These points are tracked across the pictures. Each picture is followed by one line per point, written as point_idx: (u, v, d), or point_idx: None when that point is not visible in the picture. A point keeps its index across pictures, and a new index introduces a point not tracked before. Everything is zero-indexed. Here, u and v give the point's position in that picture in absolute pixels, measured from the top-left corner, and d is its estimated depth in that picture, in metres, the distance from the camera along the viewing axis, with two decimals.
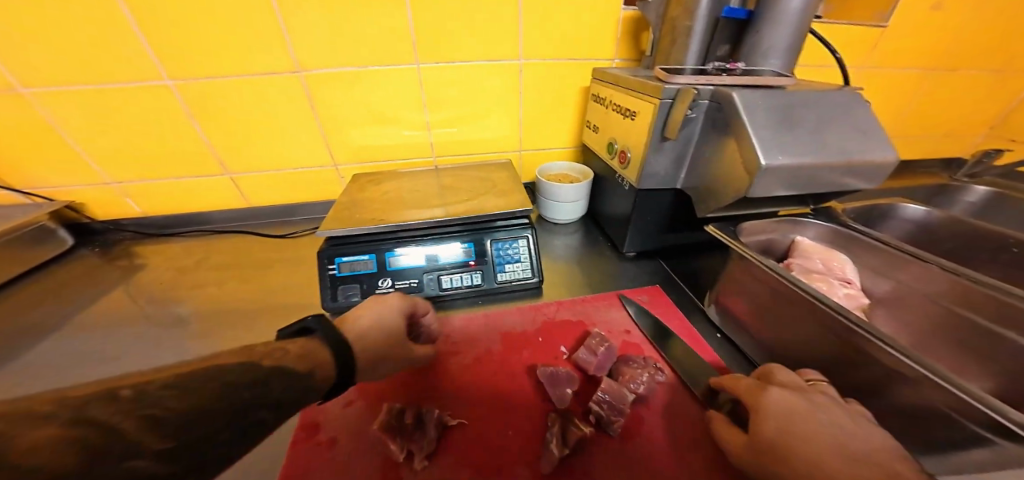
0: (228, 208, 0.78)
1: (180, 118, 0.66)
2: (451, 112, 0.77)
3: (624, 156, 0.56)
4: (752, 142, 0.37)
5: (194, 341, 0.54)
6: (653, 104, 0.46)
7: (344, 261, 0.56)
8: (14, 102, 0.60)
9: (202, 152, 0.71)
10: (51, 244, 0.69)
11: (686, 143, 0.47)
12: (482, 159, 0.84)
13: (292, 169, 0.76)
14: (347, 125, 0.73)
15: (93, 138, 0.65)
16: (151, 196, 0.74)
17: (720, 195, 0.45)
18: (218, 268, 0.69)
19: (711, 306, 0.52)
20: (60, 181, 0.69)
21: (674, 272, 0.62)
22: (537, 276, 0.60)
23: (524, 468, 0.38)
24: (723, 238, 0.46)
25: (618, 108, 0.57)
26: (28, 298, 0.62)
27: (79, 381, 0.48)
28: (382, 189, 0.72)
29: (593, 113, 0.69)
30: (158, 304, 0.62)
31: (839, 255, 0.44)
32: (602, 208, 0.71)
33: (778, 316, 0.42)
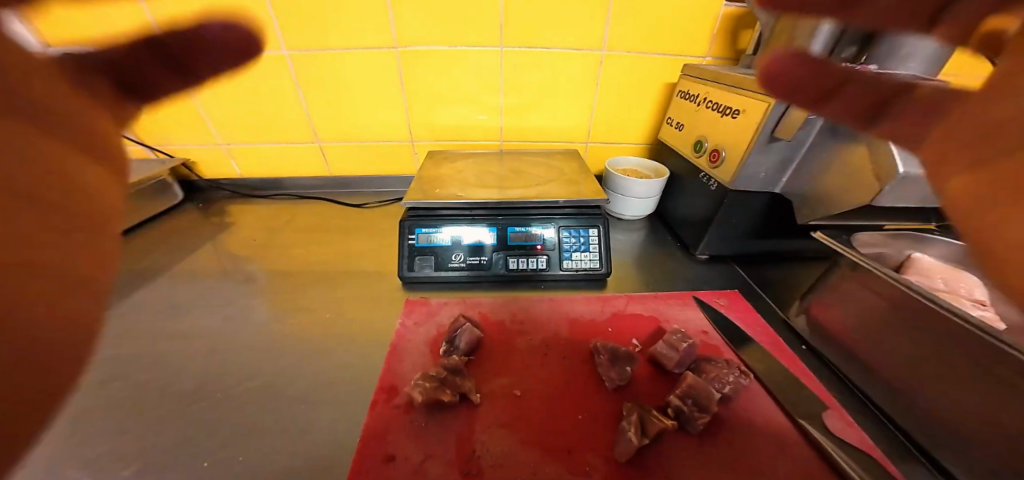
0: (311, 176, 0.84)
1: (286, 87, 0.72)
2: (527, 98, 0.77)
3: (716, 155, 0.54)
4: (891, 149, 0.36)
5: (283, 295, 0.58)
6: (767, 103, 0.44)
7: (422, 233, 0.58)
8: None
9: (295, 121, 0.76)
10: (164, 199, 0.77)
11: (797, 144, 0.46)
12: (549, 146, 0.84)
13: (371, 143, 0.80)
14: (428, 103, 0.76)
15: (210, 103, 0.73)
16: (250, 159, 0.81)
17: (833, 202, 0.44)
18: (300, 230, 0.74)
19: (799, 317, 0.49)
20: (178, 139, 0.77)
21: (751, 277, 0.59)
22: (604, 267, 0.59)
23: (597, 453, 0.38)
24: (830, 244, 0.43)
25: (714, 105, 0.56)
26: (144, 242, 0.70)
27: (187, 321, 0.54)
28: (453, 167, 0.73)
29: (678, 110, 0.67)
30: (250, 258, 0.67)
31: (967, 275, 0.41)
32: (676, 207, 0.69)
33: (891, 334, 0.38)
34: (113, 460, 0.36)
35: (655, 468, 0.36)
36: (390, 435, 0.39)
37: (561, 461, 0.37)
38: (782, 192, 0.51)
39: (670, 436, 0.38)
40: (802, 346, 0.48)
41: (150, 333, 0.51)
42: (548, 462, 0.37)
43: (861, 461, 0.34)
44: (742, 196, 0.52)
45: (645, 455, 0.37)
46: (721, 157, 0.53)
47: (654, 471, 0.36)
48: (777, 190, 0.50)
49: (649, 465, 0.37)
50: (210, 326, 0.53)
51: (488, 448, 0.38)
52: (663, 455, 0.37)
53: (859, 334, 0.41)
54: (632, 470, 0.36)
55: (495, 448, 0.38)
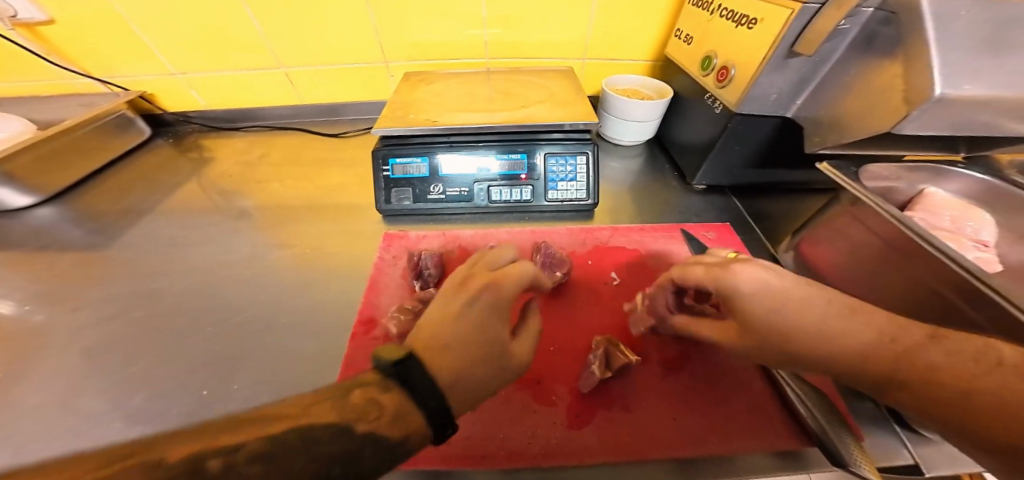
0: (280, 104, 0.76)
1: (231, 4, 0.62)
2: (513, 5, 0.66)
3: (724, 72, 0.46)
4: (931, 64, 0.29)
5: (262, 233, 0.58)
6: (791, 9, 0.36)
7: (397, 163, 0.55)
8: None
9: (248, 41, 0.66)
10: (132, 134, 0.71)
11: (819, 60, 0.38)
12: (540, 64, 0.74)
13: (342, 65, 0.71)
14: (399, 16, 0.66)
15: (151, 28, 0.63)
16: (213, 90, 0.72)
17: (850, 128, 0.38)
18: (276, 164, 0.70)
19: (788, 253, 0.48)
20: (125, 69, 0.67)
21: (745, 209, 0.57)
22: (591, 198, 0.57)
23: (563, 385, 0.40)
24: (834, 178, 0.39)
25: (728, 13, 0.47)
26: (115, 182, 0.66)
27: (171, 262, 0.54)
28: (431, 90, 0.66)
29: (688, 20, 0.57)
30: (226, 195, 0.65)
31: (975, 214, 0.37)
32: (676, 132, 0.63)
33: (872, 273, 0.37)
34: (117, 389, 0.39)
35: (618, 398, 0.39)
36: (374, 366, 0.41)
37: (529, 392, 0.39)
38: (792, 116, 0.44)
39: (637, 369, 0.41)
40: None
41: (136, 277, 0.52)
42: (515, 392, 0.40)
43: (815, 401, 0.36)
44: (747, 122, 0.46)
45: (610, 383, 0.40)
46: (730, 75, 0.45)
47: (615, 399, 0.39)
48: (789, 114, 0.44)
49: (611, 394, 0.39)
50: (194, 267, 0.53)
51: None
52: (626, 383, 0.40)
53: (841, 264, 0.40)
54: (596, 399, 0.39)
55: None
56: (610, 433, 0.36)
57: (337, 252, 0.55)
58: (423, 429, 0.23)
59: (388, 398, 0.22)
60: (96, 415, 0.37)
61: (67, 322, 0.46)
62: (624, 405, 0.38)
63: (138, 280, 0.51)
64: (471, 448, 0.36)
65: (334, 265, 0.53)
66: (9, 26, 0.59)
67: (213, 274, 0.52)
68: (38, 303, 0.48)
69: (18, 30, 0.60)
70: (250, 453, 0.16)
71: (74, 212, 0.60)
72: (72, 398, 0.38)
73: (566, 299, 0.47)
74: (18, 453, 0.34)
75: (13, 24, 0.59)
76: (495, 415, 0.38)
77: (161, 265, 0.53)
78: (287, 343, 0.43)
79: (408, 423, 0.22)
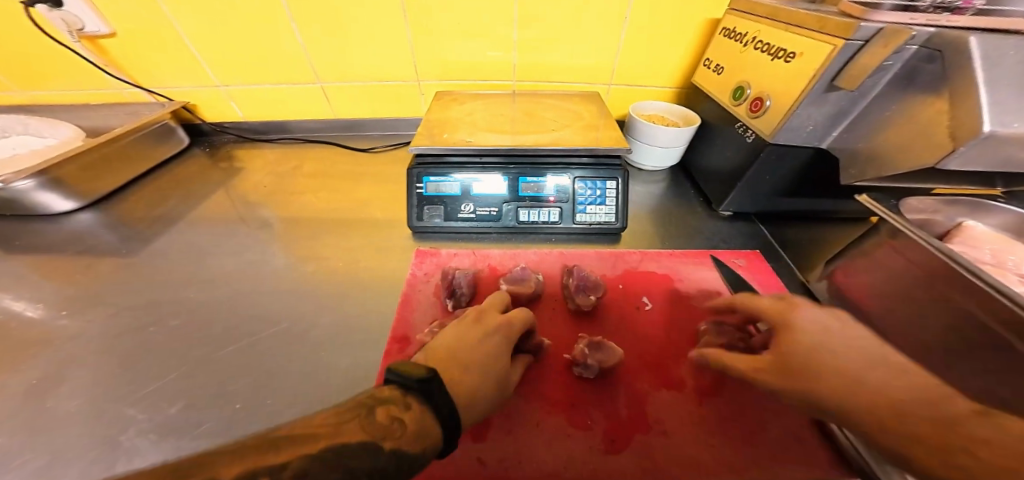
0: (314, 118, 0.79)
1: (277, 23, 0.65)
2: (545, 31, 0.69)
3: (758, 103, 0.48)
4: (980, 101, 0.29)
5: (294, 244, 0.59)
6: (834, 44, 0.38)
7: (431, 182, 0.56)
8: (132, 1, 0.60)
9: (289, 57, 0.69)
10: (171, 143, 0.73)
11: (859, 94, 0.39)
12: (567, 88, 0.76)
13: (375, 83, 0.74)
14: (435, 38, 0.69)
15: (201, 43, 0.66)
16: (252, 103, 0.75)
17: (892, 162, 0.38)
18: (307, 177, 0.72)
19: (821, 281, 0.48)
20: (171, 81, 0.70)
21: (772, 237, 0.57)
22: (620, 221, 0.57)
23: (598, 410, 0.39)
24: (874, 210, 0.39)
25: (763, 46, 0.48)
26: (153, 189, 0.68)
27: (205, 271, 0.55)
28: (462, 110, 0.68)
29: (719, 51, 0.59)
30: (258, 206, 0.67)
31: (1016, 249, 0.37)
32: (702, 158, 0.64)
33: (912, 307, 0.37)
34: (151, 399, 0.39)
35: (654, 426, 0.38)
36: None
37: (563, 416, 0.39)
38: (828, 148, 0.45)
39: (671, 399, 0.40)
40: None
41: (171, 284, 0.52)
42: (551, 415, 0.39)
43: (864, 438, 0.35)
44: (782, 152, 0.47)
45: (644, 407, 0.39)
46: (765, 106, 0.46)
47: (652, 425, 0.38)
48: (824, 145, 0.45)
49: (648, 423, 0.38)
50: (227, 276, 0.54)
51: (495, 401, 0.40)
52: (662, 408, 0.39)
53: (878, 296, 0.40)
54: (632, 425, 0.38)
55: (501, 402, 0.40)
56: (648, 461, 0.36)
57: (368, 266, 0.56)
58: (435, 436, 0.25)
59: (409, 417, 0.25)
60: (132, 424, 0.37)
61: (103, 328, 0.46)
62: (662, 432, 0.38)
63: (173, 288, 0.52)
64: (509, 471, 0.35)
65: (365, 279, 0.54)
66: (75, 38, 0.62)
67: (245, 284, 0.53)
68: (75, 307, 0.48)
69: (82, 43, 0.64)
70: None
71: (113, 218, 0.62)
72: (109, 406, 0.38)
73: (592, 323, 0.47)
74: (55, 460, 0.34)
75: (77, 36, 0.63)
76: (531, 438, 0.37)
77: (196, 274, 0.54)
78: (320, 357, 0.44)
79: (427, 435, 0.25)
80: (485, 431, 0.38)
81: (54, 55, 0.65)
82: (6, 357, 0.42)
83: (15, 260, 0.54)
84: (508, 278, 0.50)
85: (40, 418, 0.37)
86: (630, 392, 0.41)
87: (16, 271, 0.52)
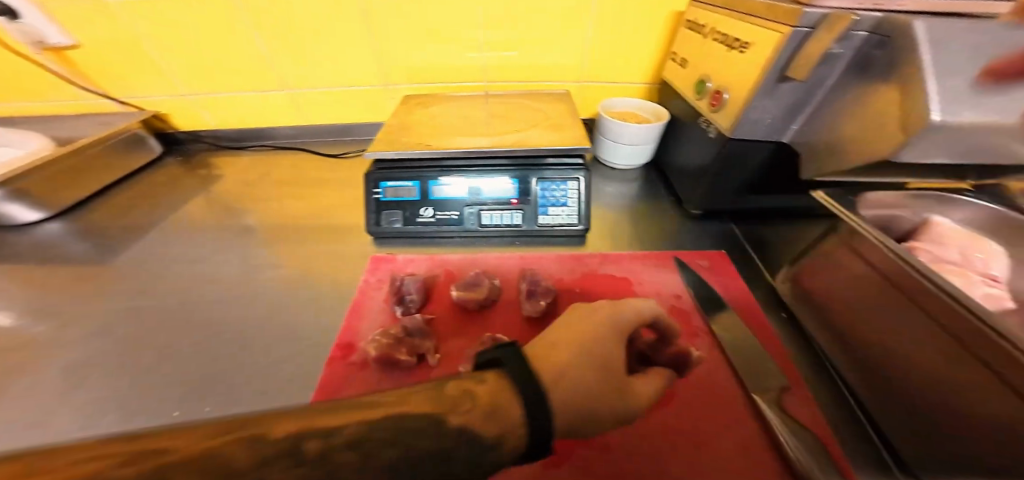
0: (285, 125, 0.78)
1: (238, 30, 0.65)
2: (509, 31, 0.68)
3: (718, 97, 0.46)
4: (926, 87, 0.27)
5: (255, 252, 0.58)
6: (782, 32, 0.35)
7: (389, 186, 0.55)
8: (95, 11, 0.61)
9: (255, 64, 0.69)
10: (143, 152, 0.74)
11: (812, 85, 0.37)
12: (538, 88, 0.75)
13: (343, 88, 0.74)
14: (399, 41, 0.68)
15: (167, 53, 0.66)
16: (223, 110, 0.75)
17: (847, 155, 0.36)
18: (277, 183, 0.72)
19: (785, 283, 0.45)
20: (141, 90, 0.71)
21: (744, 237, 0.55)
22: (583, 223, 0.55)
23: None
24: (834, 211, 0.36)
25: (720, 38, 0.46)
26: (124, 198, 0.68)
27: (162, 281, 0.54)
28: (428, 113, 0.67)
29: (683, 44, 0.56)
30: (225, 214, 0.66)
31: (986, 246, 0.34)
32: (673, 157, 0.62)
33: (871, 311, 0.34)
34: (85, 412, 0.38)
35: (598, 440, 0.36)
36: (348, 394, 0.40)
37: None
38: (789, 142, 0.43)
39: None
40: (782, 313, 0.45)
41: (127, 294, 0.52)
42: None
43: (804, 443, 0.31)
44: (742, 147, 0.44)
45: None
46: (724, 100, 0.44)
47: (596, 438, 0.36)
48: (785, 140, 0.43)
49: (592, 437, 0.36)
50: (183, 285, 0.53)
51: None
52: None
53: (839, 299, 0.38)
54: (575, 438, 0.36)
55: None
56: (588, 476, 0.33)
57: (325, 273, 0.55)
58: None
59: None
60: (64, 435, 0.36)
61: (51, 336, 0.46)
62: (605, 446, 0.35)
63: (129, 297, 0.52)
64: None
65: (320, 286, 0.53)
66: (38, 49, 0.63)
67: (199, 293, 0.52)
68: (27, 316, 0.48)
69: (46, 54, 0.65)
70: None
71: (79, 228, 0.62)
72: (44, 416, 0.38)
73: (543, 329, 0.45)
74: None
75: (41, 48, 0.63)
76: None
77: (152, 284, 0.53)
78: (262, 367, 0.42)
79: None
80: None
81: (26, 68, 0.66)
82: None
83: None
84: (461, 283, 0.48)
85: None
86: None
87: None
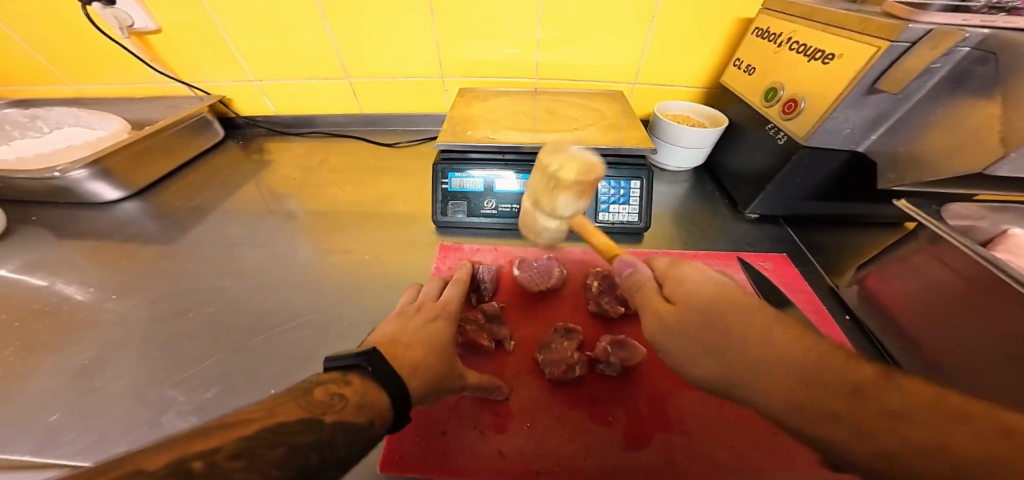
0: (341, 113, 0.81)
1: (309, 21, 0.66)
2: (569, 30, 0.68)
3: (792, 104, 0.47)
4: None
5: (322, 235, 0.61)
6: (878, 47, 0.37)
7: (455, 177, 0.57)
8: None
9: (319, 54, 0.71)
10: (208, 135, 0.77)
11: (902, 97, 0.38)
12: (590, 87, 0.76)
13: (401, 79, 0.75)
14: (460, 35, 0.69)
15: (237, 39, 0.68)
16: (283, 96, 0.77)
17: (934, 167, 0.39)
18: (335, 170, 0.74)
19: (850, 287, 0.48)
20: (209, 76, 0.73)
21: (802, 243, 0.56)
22: (643, 221, 0.57)
23: (620, 407, 0.40)
24: (912, 216, 0.39)
25: (800, 47, 0.47)
26: (193, 179, 0.72)
27: (238, 260, 0.57)
28: (485, 107, 0.69)
29: (751, 50, 0.58)
30: (287, 198, 0.69)
31: None
32: (729, 160, 0.63)
33: (948, 320, 0.36)
34: (194, 381, 0.41)
35: (675, 426, 0.38)
36: None
37: (586, 411, 0.40)
38: (864, 151, 0.44)
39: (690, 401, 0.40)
40: (845, 315, 0.47)
41: (209, 271, 0.55)
42: (572, 410, 0.40)
43: None
44: (816, 155, 0.45)
45: (665, 405, 0.40)
46: (800, 108, 0.45)
47: (674, 423, 0.39)
48: (860, 149, 0.44)
49: (669, 422, 0.39)
50: (258, 265, 0.56)
51: (515, 395, 0.41)
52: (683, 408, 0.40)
53: (913, 301, 0.40)
54: (655, 422, 0.39)
55: (521, 396, 0.41)
56: (668, 456, 0.36)
57: (393, 258, 0.57)
58: (385, 410, 0.26)
59: (352, 392, 0.25)
60: (175, 405, 0.39)
61: (146, 312, 0.49)
62: (682, 430, 0.38)
63: (210, 274, 0.55)
64: (529, 462, 0.36)
65: (389, 271, 0.55)
66: (125, 34, 0.66)
67: (275, 272, 0.55)
68: (120, 291, 0.51)
69: (131, 38, 0.67)
70: (228, 453, 0.18)
71: (153, 207, 0.65)
72: (154, 388, 0.41)
73: (605, 323, 0.48)
74: (109, 433, 0.36)
75: (127, 32, 0.66)
76: (549, 431, 0.38)
77: (230, 263, 0.56)
78: (350, 344, 0.45)
79: (372, 407, 0.26)
80: (506, 424, 0.39)
81: (106, 50, 0.69)
82: (58, 337, 0.45)
83: (66, 246, 0.57)
84: (530, 275, 0.51)
85: (92, 394, 0.40)
86: (651, 392, 0.41)
87: (67, 255, 0.56)
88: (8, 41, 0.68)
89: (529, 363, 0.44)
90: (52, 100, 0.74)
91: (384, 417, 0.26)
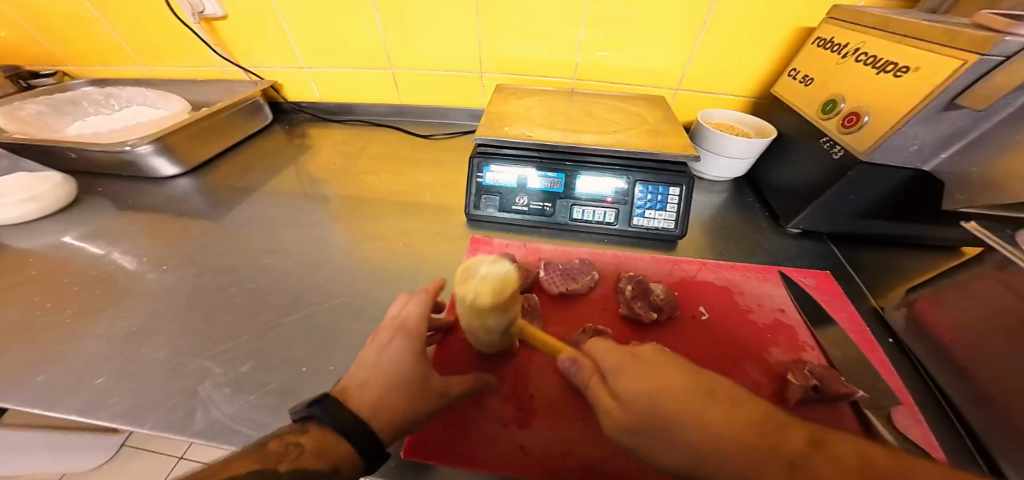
0: (382, 104, 0.83)
1: (361, 14, 0.69)
2: (616, 33, 0.68)
3: (853, 118, 0.44)
4: None
5: (356, 220, 0.63)
6: (963, 60, 0.34)
7: (490, 171, 0.57)
8: None
9: (368, 46, 0.73)
10: (258, 119, 0.81)
11: (985, 114, 0.35)
12: (631, 90, 0.75)
13: (443, 74, 0.77)
14: (506, 34, 0.70)
15: (294, 29, 0.72)
16: (330, 84, 0.80)
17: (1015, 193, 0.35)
18: (371, 159, 0.76)
19: (899, 309, 0.46)
20: (265, 63, 0.77)
21: (847, 262, 0.54)
22: (678, 228, 0.55)
23: None
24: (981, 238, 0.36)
25: (869, 59, 0.45)
26: (240, 160, 0.75)
27: (277, 240, 0.60)
28: (521, 104, 0.69)
29: (810, 61, 0.56)
30: (325, 183, 0.71)
31: None
32: (773, 172, 0.60)
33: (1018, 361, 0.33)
34: (231, 353, 0.43)
35: None
36: (457, 364, 0.43)
37: None
38: (930, 171, 0.41)
39: None
40: (889, 339, 0.44)
41: (250, 248, 0.58)
42: (597, 412, 0.39)
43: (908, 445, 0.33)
44: (874, 172, 0.43)
45: None
46: (861, 122, 0.43)
47: None
48: (926, 167, 0.41)
49: None
50: (295, 246, 0.58)
51: (539, 391, 0.41)
52: None
53: (975, 336, 0.37)
54: None
55: (545, 392, 0.41)
56: None
57: (423, 247, 0.58)
58: (351, 455, 0.27)
59: (310, 439, 0.26)
60: (212, 375, 0.41)
61: (191, 284, 0.52)
62: None
63: (250, 251, 0.57)
64: (550, 460, 0.35)
65: (419, 259, 0.56)
66: (197, 20, 0.70)
67: (310, 254, 0.57)
68: (168, 264, 0.55)
69: (201, 24, 0.71)
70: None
71: (203, 185, 0.69)
72: (193, 357, 0.43)
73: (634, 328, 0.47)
74: (152, 396, 0.39)
75: (198, 18, 0.70)
76: (571, 432, 0.38)
77: (269, 242, 0.59)
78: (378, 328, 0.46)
79: (336, 454, 0.26)
80: (529, 420, 0.38)
81: (175, 35, 0.74)
82: (111, 303, 0.49)
83: (125, 217, 0.62)
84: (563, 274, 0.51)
85: (140, 358, 0.43)
86: None
87: (125, 226, 0.60)
88: (91, 23, 0.74)
89: (556, 361, 0.44)
90: (123, 80, 0.80)
91: (351, 462, 0.27)
